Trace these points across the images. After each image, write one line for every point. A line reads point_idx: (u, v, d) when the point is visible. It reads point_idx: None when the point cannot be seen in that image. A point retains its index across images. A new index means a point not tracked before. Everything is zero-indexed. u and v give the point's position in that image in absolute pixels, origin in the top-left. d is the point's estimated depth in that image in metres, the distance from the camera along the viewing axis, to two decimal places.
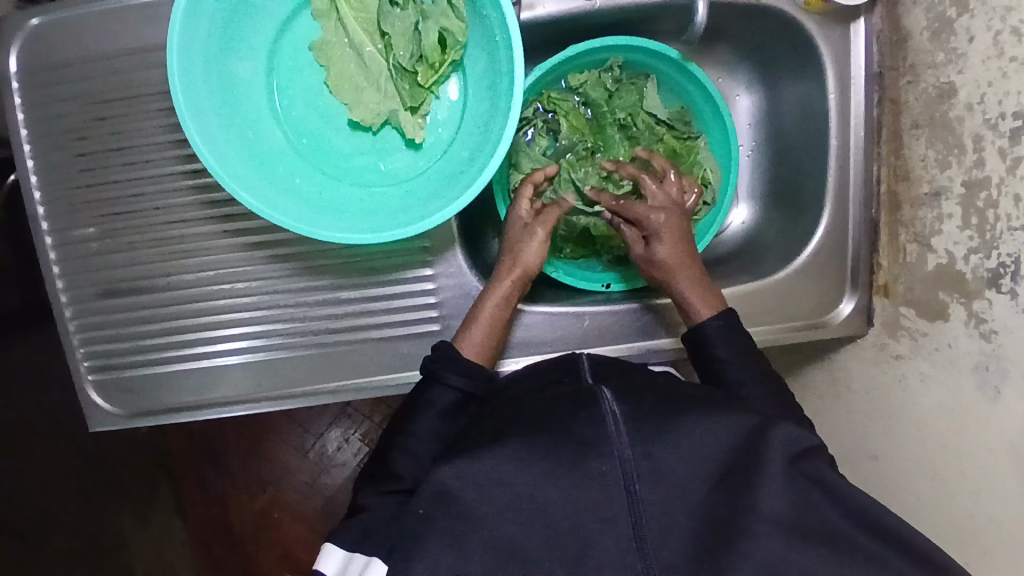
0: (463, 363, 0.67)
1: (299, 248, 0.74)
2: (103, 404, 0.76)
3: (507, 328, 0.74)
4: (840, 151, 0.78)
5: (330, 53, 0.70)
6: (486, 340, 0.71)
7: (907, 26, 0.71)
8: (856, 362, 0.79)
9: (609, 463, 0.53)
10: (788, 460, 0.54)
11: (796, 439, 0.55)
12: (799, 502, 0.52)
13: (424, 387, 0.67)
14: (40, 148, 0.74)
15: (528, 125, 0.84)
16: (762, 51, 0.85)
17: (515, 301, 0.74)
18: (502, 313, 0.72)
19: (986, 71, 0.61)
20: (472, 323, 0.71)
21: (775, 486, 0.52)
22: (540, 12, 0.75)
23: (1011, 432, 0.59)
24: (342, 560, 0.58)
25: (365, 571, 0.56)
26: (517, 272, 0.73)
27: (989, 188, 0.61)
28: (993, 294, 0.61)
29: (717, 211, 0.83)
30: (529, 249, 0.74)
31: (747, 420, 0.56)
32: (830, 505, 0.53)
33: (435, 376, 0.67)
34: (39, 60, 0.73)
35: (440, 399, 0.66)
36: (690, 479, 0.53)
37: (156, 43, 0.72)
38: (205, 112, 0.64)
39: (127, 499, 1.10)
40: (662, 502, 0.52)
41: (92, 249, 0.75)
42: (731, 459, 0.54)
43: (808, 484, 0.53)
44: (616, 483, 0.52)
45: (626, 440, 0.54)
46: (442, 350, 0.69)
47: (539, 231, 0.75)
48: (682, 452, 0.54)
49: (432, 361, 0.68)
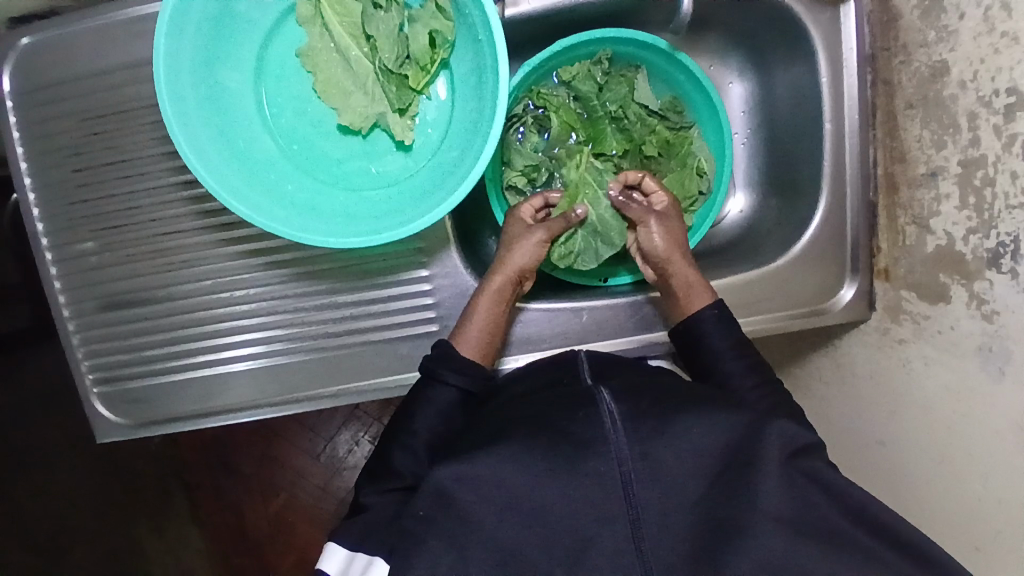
0: (462, 363, 0.68)
1: (294, 254, 0.74)
2: (110, 415, 0.77)
3: (506, 325, 0.74)
4: (835, 136, 0.77)
5: (316, 60, 0.69)
6: (483, 338, 0.71)
7: (897, 5, 0.70)
8: (860, 347, 0.78)
9: (607, 463, 0.53)
10: (785, 457, 0.54)
11: (793, 436, 0.55)
12: (798, 500, 0.52)
13: (422, 386, 0.67)
14: (37, 166, 0.75)
15: (518, 122, 0.83)
16: (751, 38, 0.84)
17: (510, 299, 0.73)
18: (498, 312, 0.72)
19: (977, 48, 0.60)
20: (469, 321, 0.71)
21: (774, 484, 0.52)
22: (525, 8, 0.75)
23: (1016, 414, 0.58)
24: (344, 560, 0.58)
25: (366, 571, 0.56)
26: (511, 275, 0.73)
27: (985, 166, 0.60)
28: (994, 274, 0.60)
29: (713, 201, 0.83)
30: (522, 252, 0.73)
31: (744, 420, 0.55)
32: (829, 504, 0.53)
33: (435, 374, 0.67)
34: (31, 79, 0.74)
35: (440, 398, 0.66)
36: (687, 479, 0.53)
37: (143, 57, 0.73)
38: (194, 123, 0.65)
39: (142, 507, 1.11)
40: (660, 501, 0.52)
41: (92, 262, 0.76)
42: (729, 458, 0.53)
43: (806, 481, 0.53)
44: (615, 484, 0.52)
45: (624, 440, 0.53)
46: (440, 349, 0.69)
47: (538, 232, 0.74)
48: (678, 451, 0.53)
49: (430, 359, 0.68)
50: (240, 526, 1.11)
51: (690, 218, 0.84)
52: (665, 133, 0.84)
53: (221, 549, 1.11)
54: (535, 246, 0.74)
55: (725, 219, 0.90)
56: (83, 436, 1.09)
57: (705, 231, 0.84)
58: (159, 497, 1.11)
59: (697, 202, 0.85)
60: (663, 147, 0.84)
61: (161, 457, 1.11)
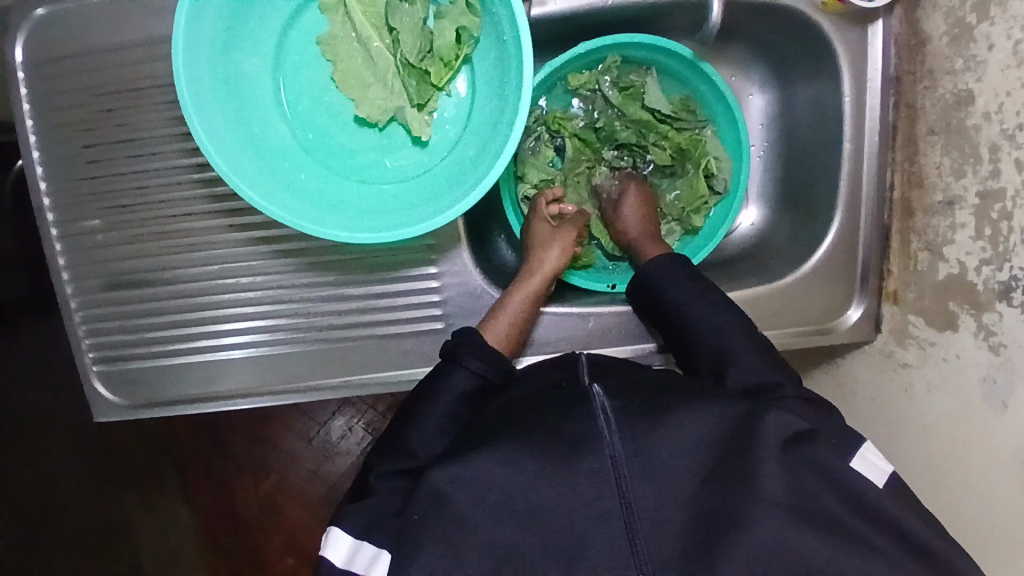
0: (485, 351, 0.66)
1: (304, 244, 0.73)
2: (107, 395, 0.77)
3: (529, 328, 0.74)
4: (854, 156, 0.77)
5: (337, 48, 0.69)
6: (511, 330, 0.71)
7: (925, 30, 0.70)
8: (863, 368, 0.78)
9: (601, 461, 0.53)
10: (781, 446, 0.54)
11: (789, 424, 0.56)
12: (798, 487, 0.53)
13: (442, 369, 0.66)
14: (45, 139, 0.74)
15: (533, 137, 0.85)
16: (776, 52, 0.83)
17: (537, 304, 0.74)
18: (529, 306, 0.72)
19: (1004, 80, 0.60)
20: (498, 312, 0.71)
21: (773, 470, 0.53)
22: (551, 8, 0.74)
23: (1015, 446, 0.58)
24: (350, 550, 0.57)
25: (372, 565, 0.55)
26: (543, 277, 0.74)
27: (1004, 199, 0.60)
28: (1004, 306, 0.60)
29: (732, 199, 0.83)
30: (551, 257, 0.76)
31: (737, 409, 0.56)
32: (824, 487, 0.54)
33: (456, 358, 0.66)
34: (45, 51, 0.73)
35: (458, 383, 0.65)
36: (680, 472, 0.53)
37: (162, 35, 0.71)
38: (210, 106, 0.64)
39: (132, 481, 1.10)
40: (654, 495, 0.52)
41: (97, 240, 0.75)
42: (725, 448, 0.54)
43: (805, 470, 0.54)
44: (609, 480, 0.52)
45: (616, 436, 0.54)
46: (467, 336, 0.68)
47: (567, 232, 0.78)
48: (673, 444, 0.53)
49: (454, 344, 0.67)
50: (230, 506, 1.11)
51: (701, 219, 0.85)
52: (678, 139, 0.84)
53: (210, 526, 1.11)
54: (564, 244, 0.77)
55: (738, 231, 0.90)
56: (75, 409, 1.08)
57: (725, 229, 0.83)
58: (149, 472, 1.11)
59: (713, 201, 0.85)
60: (677, 153, 0.85)
61: (154, 435, 1.10)
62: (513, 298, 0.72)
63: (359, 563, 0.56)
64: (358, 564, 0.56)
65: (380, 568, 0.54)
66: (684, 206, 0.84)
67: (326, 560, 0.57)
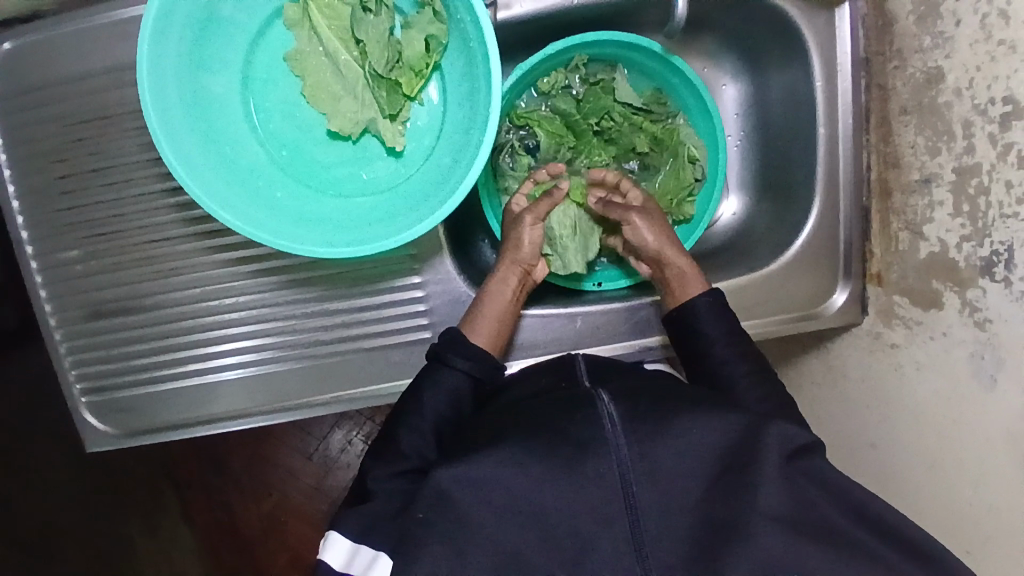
0: (469, 347, 0.67)
1: (287, 261, 0.73)
2: (98, 424, 0.76)
3: (518, 316, 0.73)
4: (829, 140, 0.77)
5: (306, 64, 0.69)
6: (496, 329, 0.71)
7: (893, 10, 0.70)
8: (852, 350, 0.78)
9: (607, 464, 0.52)
10: (785, 458, 0.53)
11: (793, 436, 0.55)
12: (798, 500, 0.52)
13: (430, 371, 0.66)
14: (19, 173, 0.73)
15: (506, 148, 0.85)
16: (746, 40, 0.83)
17: (518, 295, 0.73)
18: (507, 299, 0.72)
19: (973, 55, 0.60)
20: (479, 313, 0.71)
21: (774, 484, 0.52)
22: (518, 10, 0.74)
23: (1006, 421, 0.58)
24: (348, 553, 0.56)
25: (371, 567, 0.54)
26: (515, 269, 0.74)
27: (980, 174, 0.60)
28: (987, 281, 0.60)
29: (712, 181, 0.84)
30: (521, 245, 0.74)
31: (742, 419, 0.55)
32: (825, 500, 0.53)
33: (443, 359, 0.66)
34: (13, 84, 0.72)
35: (445, 382, 0.65)
36: (685, 479, 0.53)
37: (129, 61, 0.71)
38: (181, 129, 0.64)
39: (133, 507, 1.10)
40: (661, 502, 0.52)
41: (77, 271, 0.74)
42: (728, 456, 0.53)
43: (807, 482, 0.54)
44: (615, 484, 0.52)
45: (624, 440, 0.53)
46: (449, 335, 0.68)
47: (529, 218, 0.75)
48: (678, 450, 0.53)
49: (438, 345, 0.68)
50: (233, 525, 1.11)
51: (691, 207, 0.84)
52: (653, 128, 0.84)
53: (214, 548, 1.11)
54: (529, 230, 0.75)
55: (720, 221, 0.90)
56: (69, 438, 1.08)
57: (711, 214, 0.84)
58: (148, 497, 1.10)
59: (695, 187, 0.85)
60: (653, 143, 0.85)
61: (150, 459, 1.10)
62: (490, 296, 0.72)
63: (357, 564, 0.55)
64: (356, 566, 0.55)
65: (380, 571, 0.53)
66: (672, 197, 0.83)
67: (325, 564, 0.57)
